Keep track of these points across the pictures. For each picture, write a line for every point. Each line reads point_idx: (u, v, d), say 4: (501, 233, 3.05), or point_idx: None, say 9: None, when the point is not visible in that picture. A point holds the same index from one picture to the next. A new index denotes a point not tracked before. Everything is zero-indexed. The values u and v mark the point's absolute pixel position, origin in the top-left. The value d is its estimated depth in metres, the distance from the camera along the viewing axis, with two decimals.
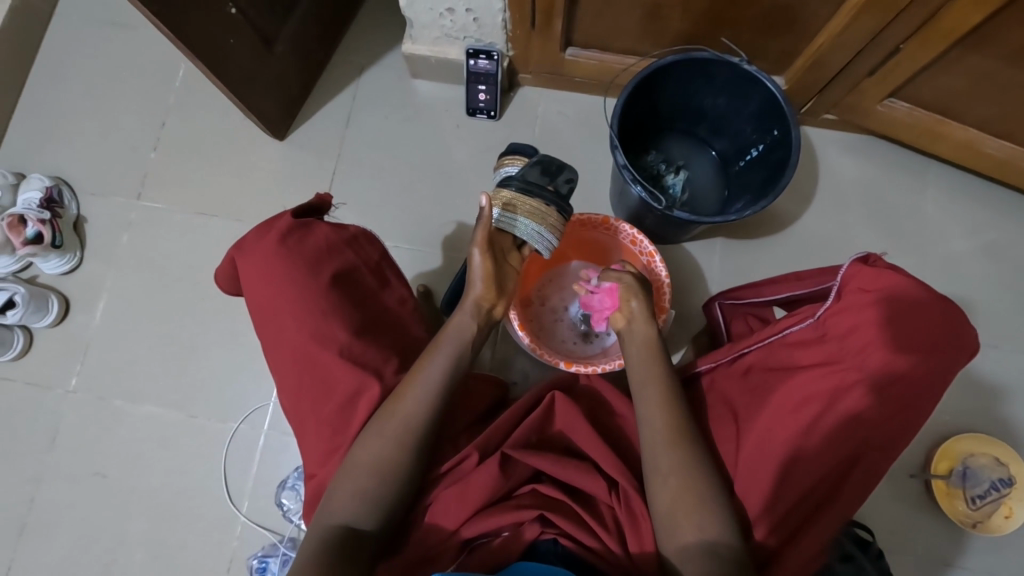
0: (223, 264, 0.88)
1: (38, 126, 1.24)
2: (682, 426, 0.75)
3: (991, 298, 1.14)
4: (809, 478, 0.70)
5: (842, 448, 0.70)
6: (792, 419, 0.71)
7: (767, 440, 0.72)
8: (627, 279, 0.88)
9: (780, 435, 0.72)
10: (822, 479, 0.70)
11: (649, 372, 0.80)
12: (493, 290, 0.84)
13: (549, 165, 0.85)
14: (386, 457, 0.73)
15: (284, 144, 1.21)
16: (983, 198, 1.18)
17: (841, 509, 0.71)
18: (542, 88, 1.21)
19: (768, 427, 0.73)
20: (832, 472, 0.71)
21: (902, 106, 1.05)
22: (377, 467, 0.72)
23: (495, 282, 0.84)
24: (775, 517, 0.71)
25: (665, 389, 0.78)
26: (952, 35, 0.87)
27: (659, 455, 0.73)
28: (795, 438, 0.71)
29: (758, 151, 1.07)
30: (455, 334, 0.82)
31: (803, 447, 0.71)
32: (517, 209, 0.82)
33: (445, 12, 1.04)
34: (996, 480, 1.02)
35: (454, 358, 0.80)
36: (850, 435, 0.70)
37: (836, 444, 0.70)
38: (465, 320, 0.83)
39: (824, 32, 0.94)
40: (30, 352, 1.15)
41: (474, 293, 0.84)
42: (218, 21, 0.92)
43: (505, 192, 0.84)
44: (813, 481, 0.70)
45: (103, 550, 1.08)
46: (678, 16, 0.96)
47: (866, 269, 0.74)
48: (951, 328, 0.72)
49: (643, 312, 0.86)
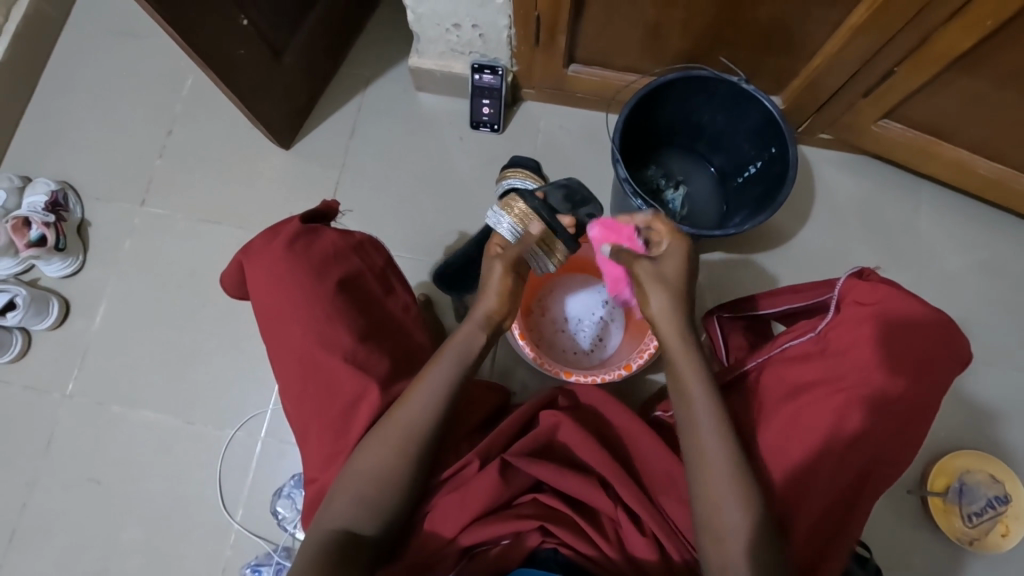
0: (230, 267, 0.89)
1: (45, 132, 1.25)
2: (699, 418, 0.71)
3: (986, 315, 1.15)
4: (827, 489, 0.70)
5: (858, 455, 0.71)
6: (808, 430, 0.72)
7: (779, 454, 0.72)
8: (642, 276, 0.76)
9: (799, 444, 0.72)
10: (840, 488, 0.71)
11: (694, 362, 0.74)
12: (505, 305, 0.81)
13: (574, 195, 0.87)
14: (389, 464, 0.72)
15: (289, 153, 1.23)
16: (978, 217, 1.20)
17: (856, 522, 0.72)
18: (545, 104, 1.24)
19: (782, 438, 0.73)
20: (848, 480, 0.71)
21: (896, 127, 1.07)
22: (380, 475, 0.72)
23: (506, 297, 0.81)
24: (802, 530, 0.69)
25: (699, 377, 0.73)
26: (945, 58, 0.89)
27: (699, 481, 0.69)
28: (809, 451, 0.71)
29: (756, 167, 1.09)
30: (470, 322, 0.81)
31: (820, 456, 0.71)
32: (549, 255, 0.81)
33: (452, 27, 1.06)
34: (992, 498, 1.03)
35: (459, 364, 0.78)
36: (866, 442, 0.71)
37: (851, 450, 0.71)
38: (475, 331, 0.80)
39: (820, 54, 0.97)
40: (28, 356, 1.14)
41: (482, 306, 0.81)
42: (230, 29, 0.94)
43: (536, 230, 0.80)
44: (833, 491, 0.70)
45: (95, 556, 1.06)
46: (679, 34, 0.99)
47: (861, 283, 0.78)
48: (947, 338, 0.75)
49: (673, 300, 0.75)
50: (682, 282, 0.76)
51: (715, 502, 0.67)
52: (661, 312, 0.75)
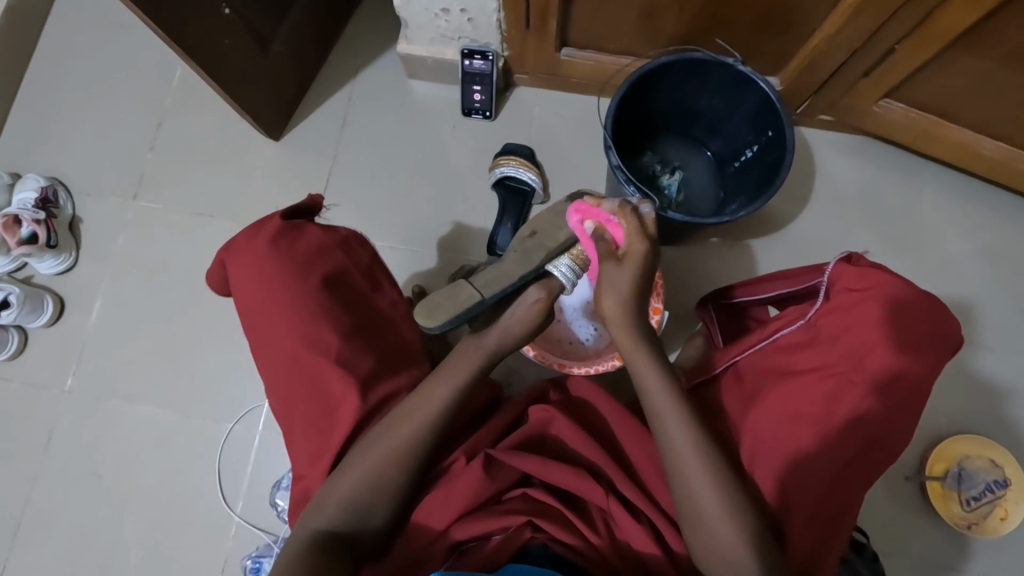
0: (214, 266, 0.88)
1: (35, 126, 1.24)
2: (693, 411, 0.73)
3: (988, 299, 1.14)
4: (821, 480, 0.70)
5: (852, 445, 0.70)
6: (801, 423, 0.72)
7: (773, 447, 0.73)
8: (603, 289, 0.75)
9: (793, 436, 0.72)
10: (836, 481, 0.70)
11: (654, 363, 0.74)
12: (529, 334, 0.79)
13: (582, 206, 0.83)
14: (382, 471, 0.72)
15: (279, 144, 1.21)
16: (981, 198, 1.17)
17: (853, 511, 0.72)
18: (538, 89, 1.21)
19: (777, 432, 0.73)
20: (843, 471, 0.70)
21: (899, 107, 1.04)
22: (372, 479, 0.72)
23: (534, 329, 0.78)
24: (798, 523, 0.69)
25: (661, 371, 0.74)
26: (948, 36, 0.87)
27: (694, 483, 0.68)
28: (802, 443, 0.71)
29: (752, 152, 1.07)
30: (499, 332, 0.78)
31: (811, 447, 0.71)
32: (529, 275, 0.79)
33: (441, 12, 1.04)
34: (991, 482, 1.02)
35: (466, 379, 0.77)
36: (860, 431, 0.71)
37: (845, 440, 0.70)
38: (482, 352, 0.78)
39: (818, 34, 0.94)
40: (25, 353, 1.15)
41: (508, 338, 0.78)
42: (213, 21, 0.92)
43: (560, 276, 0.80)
44: (828, 481, 0.70)
45: (98, 550, 1.08)
46: (674, 15, 0.96)
47: (849, 268, 0.77)
48: (939, 321, 0.74)
49: (623, 310, 0.74)
50: (636, 294, 0.74)
51: (700, 493, 0.68)
52: (615, 315, 0.75)
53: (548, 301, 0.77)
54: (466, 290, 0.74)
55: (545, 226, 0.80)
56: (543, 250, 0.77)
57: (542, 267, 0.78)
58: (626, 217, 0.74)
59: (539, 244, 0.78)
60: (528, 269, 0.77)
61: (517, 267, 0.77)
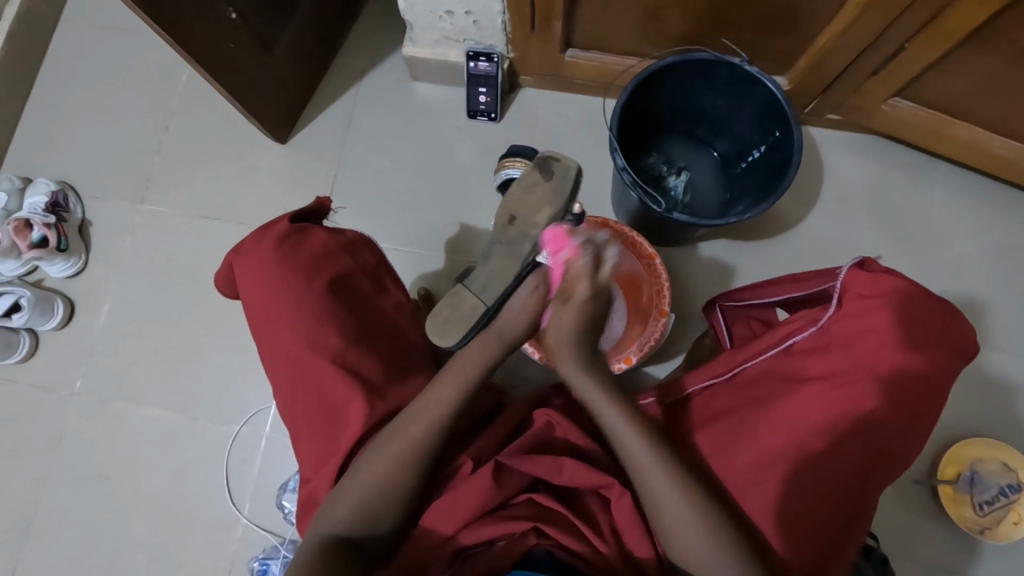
0: (221, 268, 0.89)
1: (44, 131, 1.25)
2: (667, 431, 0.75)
3: (1000, 299, 1.12)
4: (826, 494, 0.70)
5: (860, 458, 0.70)
6: (805, 429, 0.71)
7: (777, 456, 0.72)
8: (558, 325, 0.78)
9: (795, 441, 0.71)
10: (846, 496, 0.70)
11: (592, 379, 0.79)
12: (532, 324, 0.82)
13: (547, 168, 0.81)
14: (391, 481, 0.72)
15: (285, 147, 1.22)
16: (992, 197, 1.16)
17: (863, 521, 0.72)
18: (542, 90, 1.21)
19: (780, 438, 0.72)
20: (851, 484, 0.70)
21: (907, 106, 1.03)
22: (383, 490, 0.72)
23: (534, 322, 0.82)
24: (797, 537, 0.69)
25: (600, 385, 0.78)
26: (958, 34, 0.85)
27: (678, 506, 0.69)
28: (805, 449, 0.71)
29: (759, 152, 1.06)
30: (496, 332, 0.81)
31: (817, 459, 0.70)
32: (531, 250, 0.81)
33: (445, 14, 1.04)
34: (1004, 487, 1.01)
35: (466, 381, 0.78)
36: (869, 441, 0.70)
37: (852, 452, 0.70)
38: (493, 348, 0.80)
39: (825, 33, 0.93)
40: (36, 356, 1.16)
41: (510, 332, 0.81)
42: (218, 25, 0.92)
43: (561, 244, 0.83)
44: (836, 495, 0.70)
45: (107, 550, 1.09)
46: (678, 15, 0.95)
47: (862, 274, 0.75)
48: (951, 327, 0.73)
49: (569, 342, 0.78)
50: (580, 332, 0.78)
51: (675, 516, 0.69)
52: (557, 345, 0.79)
53: (546, 288, 0.81)
54: (467, 300, 0.80)
55: (522, 208, 0.80)
56: (526, 240, 0.80)
57: (529, 259, 0.81)
58: (578, 262, 0.78)
59: (521, 231, 0.80)
60: (518, 263, 0.80)
61: (508, 263, 0.80)
